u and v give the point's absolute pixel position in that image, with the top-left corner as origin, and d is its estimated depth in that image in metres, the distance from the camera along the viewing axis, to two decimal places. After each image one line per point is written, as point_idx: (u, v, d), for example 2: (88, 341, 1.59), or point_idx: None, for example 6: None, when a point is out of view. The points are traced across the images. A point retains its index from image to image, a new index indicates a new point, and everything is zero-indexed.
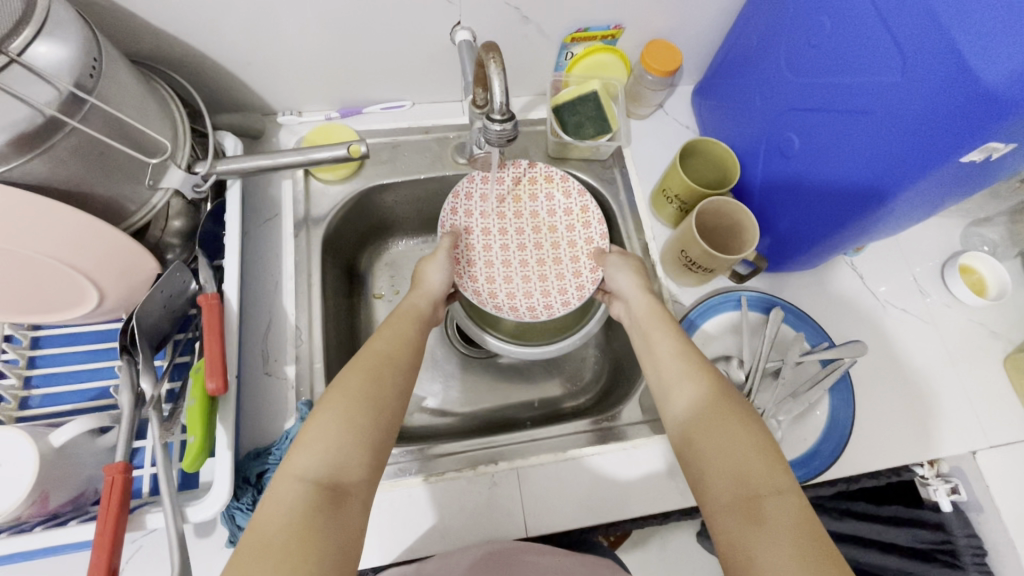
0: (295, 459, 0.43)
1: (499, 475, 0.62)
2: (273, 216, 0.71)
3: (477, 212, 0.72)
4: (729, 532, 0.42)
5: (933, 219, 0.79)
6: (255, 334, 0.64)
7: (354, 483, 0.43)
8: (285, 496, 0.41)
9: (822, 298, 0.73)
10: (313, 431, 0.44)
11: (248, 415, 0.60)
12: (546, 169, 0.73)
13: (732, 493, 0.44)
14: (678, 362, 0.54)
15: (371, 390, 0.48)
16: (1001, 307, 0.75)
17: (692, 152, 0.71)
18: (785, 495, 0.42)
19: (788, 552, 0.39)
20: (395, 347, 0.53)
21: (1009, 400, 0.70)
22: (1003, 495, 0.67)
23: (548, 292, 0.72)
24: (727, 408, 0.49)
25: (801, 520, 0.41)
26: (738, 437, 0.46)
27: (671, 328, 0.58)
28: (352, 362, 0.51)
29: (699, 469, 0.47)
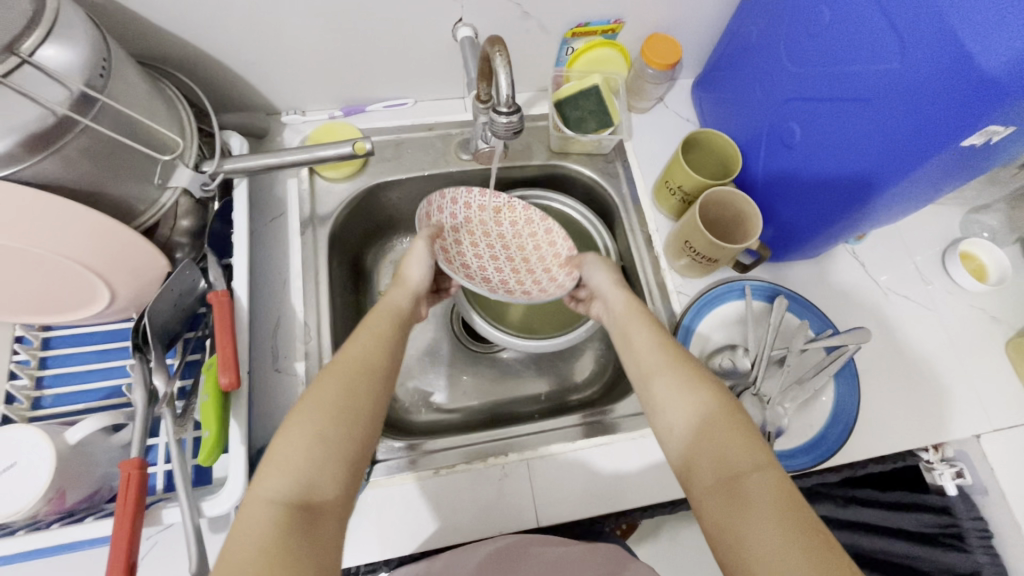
0: (264, 481, 0.42)
1: (509, 465, 0.63)
2: (279, 215, 0.71)
3: (450, 224, 0.72)
4: (714, 515, 0.43)
5: (933, 207, 0.79)
6: (265, 332, 0.65)
7: (327, 501, 0.43)
8: (254, 519, 0.40)
9: (825, 288, 0.74)
10: (280, 450, 0.44)
11: (260, 411, 0.61)
12: (507, 199, 0.70)
13: (713, 475, 0.45)
14: (651, 350, 0.54)
15: (341, 404, 0.47)
16: (1002, 292, 0.75)
17: (693, 144, 0.71)
18: (763, 470, 0.44)
19: (771, 526, 0.40)
20: (372, 351, 0.52)
21: (1012, 385, 0.71)
22: (1008, 478, 0.67)
23: (525, 293, 0.73)
24: (700, 392, 0.49)
25: (781, 493, 0.42)
26: (713, 420, 0.47)
27: (642, 317, 0.58)
28: (324, 371, 0.49)
29: (681, 456, 0.48)
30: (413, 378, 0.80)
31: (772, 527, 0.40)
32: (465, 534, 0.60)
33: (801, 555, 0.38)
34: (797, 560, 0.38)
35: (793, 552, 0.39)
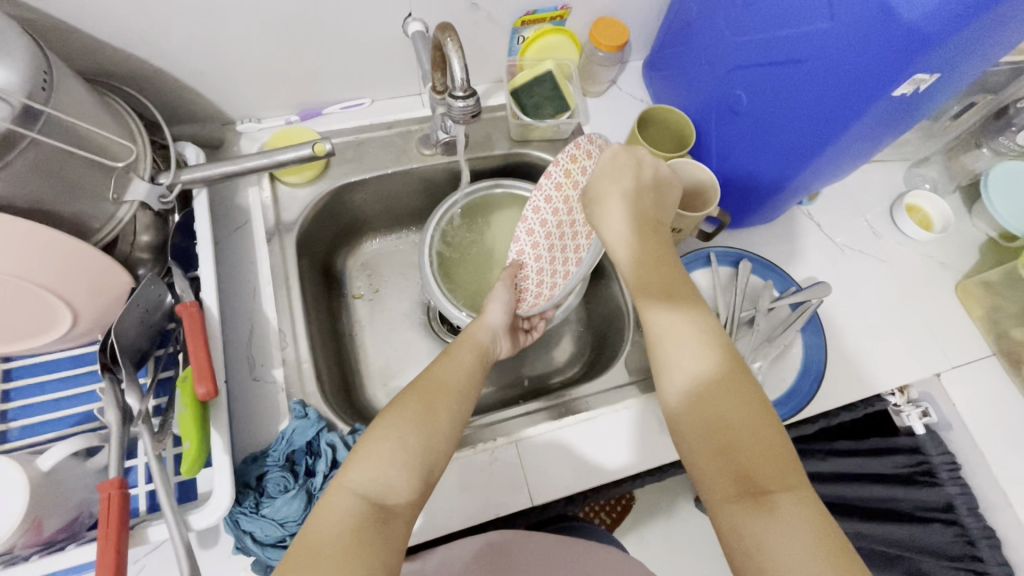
0: (350, 474, 0.45)
1: (499, 449, 0.63)
2: (243, 224, 0.70)
3: (532, 243, 0.64)
4: (735, 524, 0.43)
5: (876, 165, 0.83)
6: (239, 342, 0.64)
7: (399, 503, 0.45)
8: (337, 506, 0.43)
9: (784, 248, 0.77)
10: (369, 448, 0.47)
11: (242, 421, 0.60)
12: (568, 154, 0.60)
13: (737, 487, 0.44)
14: (686, 345, 0.50)
15: (425, 415, 0.50)
16: (947, 238, 0.80)
17: (649, 121, 0.73)
18: (794, 489, 0.43)
19: (804, 547, 0.40)
20: (451, 375, 0.55)
21: (965, 324, 0.75)
22: (969, 410, 0.71)
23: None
24: (731, 397, 0.47)
25: (813, 514, 0.41)
26: (747, 432, 0.45)
27: (665, 299, 0.53)
28: (410, 386, 0.53)
29: (702, 462, 0.46)
30: (396, 376, 0.80)
31: (805, 551, 0.39)
32: (462, 520, 0.60)
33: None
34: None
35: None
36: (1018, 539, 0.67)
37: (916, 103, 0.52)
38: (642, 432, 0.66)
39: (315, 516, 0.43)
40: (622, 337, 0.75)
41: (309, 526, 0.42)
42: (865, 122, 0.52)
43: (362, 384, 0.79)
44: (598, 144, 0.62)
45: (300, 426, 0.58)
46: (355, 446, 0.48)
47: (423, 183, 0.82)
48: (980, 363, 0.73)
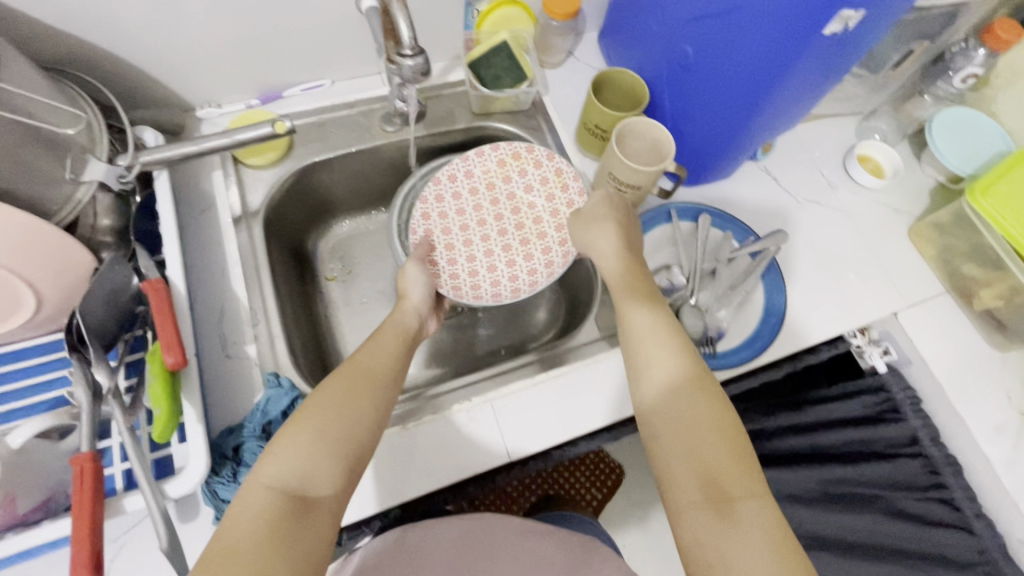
0: (266, 468, 0.46)
1: (474, 409, 0.64)
2: (209, 206, 0.70)
3: (446, 211, 0.75)
4: (698, 531, 0.44)
5: (829, 119, 0.86)
6: (209, 321, 0.64)
7: (321, 495, 0.46)
8: (252, 501, 0.44)
9: (742, 202, 0.79)
10: (284, 441, 0.47)
11: (217, 397, 0.60)
12: (511, 148, 0.76)
13: (700, 493, 0.46)
14: (666, 350, 0.54)
15: (342, 406, 0.50)
16: (898, 186, 0.83)
17: (604, 85, 0.75)
18: (758, 498, 0.45)
19: (761, 558, 0.42)
20: (379, 362, 0.56)
21: (919, 264, 0.78)
22: (928, 344, 0.73)
23: (534, 269, 0.73)
24: (703, 401, 0.50)
25: (771, 524, 0.44)
26: (716, 439, 0.48)
27: (645, 309, 0.57)
28: (336, 372, 0.54)
29: (671, 466, 0.48)
30: None
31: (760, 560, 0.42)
32: (442, 480, 0.61)
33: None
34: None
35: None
36: (981, 465, 0.70)
37: (852, 40, 0.55)
38: (615, 384, 0.67)
39: (234, 511, 0.44)
40: (592, 299, 0.76)
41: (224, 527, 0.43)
42: (806, 62, 0.55)
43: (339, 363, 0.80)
44: (554, 166, 0.76)
45: (274, 395, 0.58)
46: (272, 438, 0.48)
47: (389, 162, 0.82)
48: (937, 300, 0.76)
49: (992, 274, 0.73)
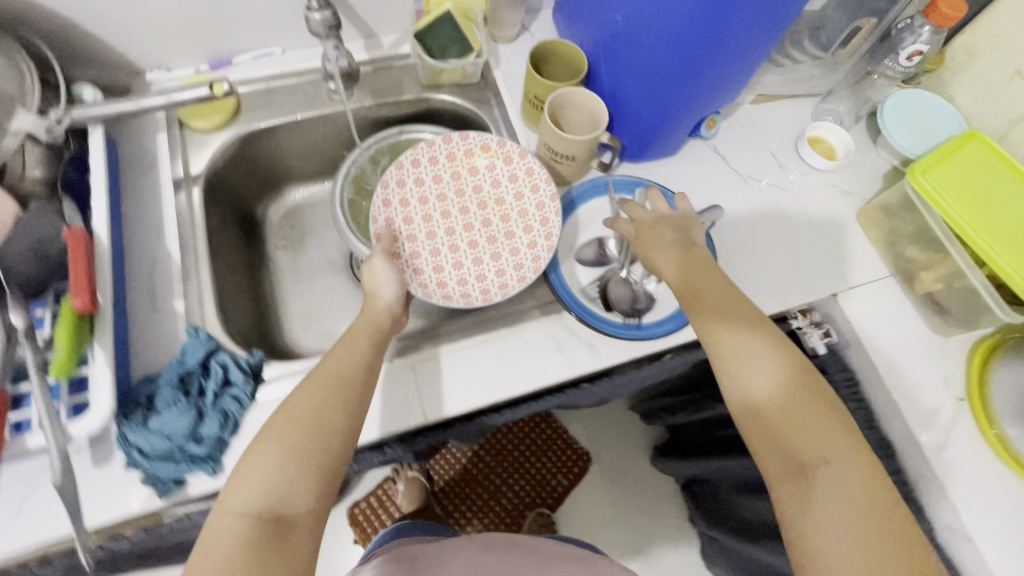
0: (233, 495, 0.46)
1: (393, 369, 0.65)
2: (150, 166, 0.71)
3: (410, 198, 0.74)
4: (796, 512, 0.48)
5: (785, 100, 0.85)
6: (141, 276, 0.65)
7: (300, 513, 0.47)
8: (226, 530, 0.45)
9: (686, 180, 0.79)
10: (246, 468, 0.47)
11: (139, 348, 0.62)
12: (480, 138, 0.74)
13: (783, 469, 0.50)
14: (751, 349, 0.55)
15: (307, 424, 0.50)
16: (851, 168, 0.82)
17: (545, 57, 0.74)
18: (840, 460, 0.49)
19: (848, 519, 0.47)
20: (346, 368, 0.55)
21: (864, 246, 0.77)
22: (864, 325, 0.73)
23: (502, 270, 0.72)
24: (799, 395, 0.53)
25: (856, 485, 0.48)
26: (800, 419, 0.51)
27: (724, 314, 0.58)
28: (301, 383, 0.54)
29: (759, 449, 0.52)
30: (320, 320, 0.83)
31: (847, 523, 0.47)
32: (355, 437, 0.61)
33: (867, 542, 0.46)
34: (868, 552, 0.45)
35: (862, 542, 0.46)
36: (910, 449, 0.69)
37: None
38: (539, 352, 0.67)
39: (204, 541, 0.45)
40: None
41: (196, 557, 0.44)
42: (737, 16, 0.55)
43: (282, 327, 0.81)
44: (526, 164, 0.73)
45: (190, 345, 0.59)
46: (236, 463, 0.49)
47: (339, 132, 0.83)
48: (880, 283, 0.75)
49: (933, 257, 0.71)
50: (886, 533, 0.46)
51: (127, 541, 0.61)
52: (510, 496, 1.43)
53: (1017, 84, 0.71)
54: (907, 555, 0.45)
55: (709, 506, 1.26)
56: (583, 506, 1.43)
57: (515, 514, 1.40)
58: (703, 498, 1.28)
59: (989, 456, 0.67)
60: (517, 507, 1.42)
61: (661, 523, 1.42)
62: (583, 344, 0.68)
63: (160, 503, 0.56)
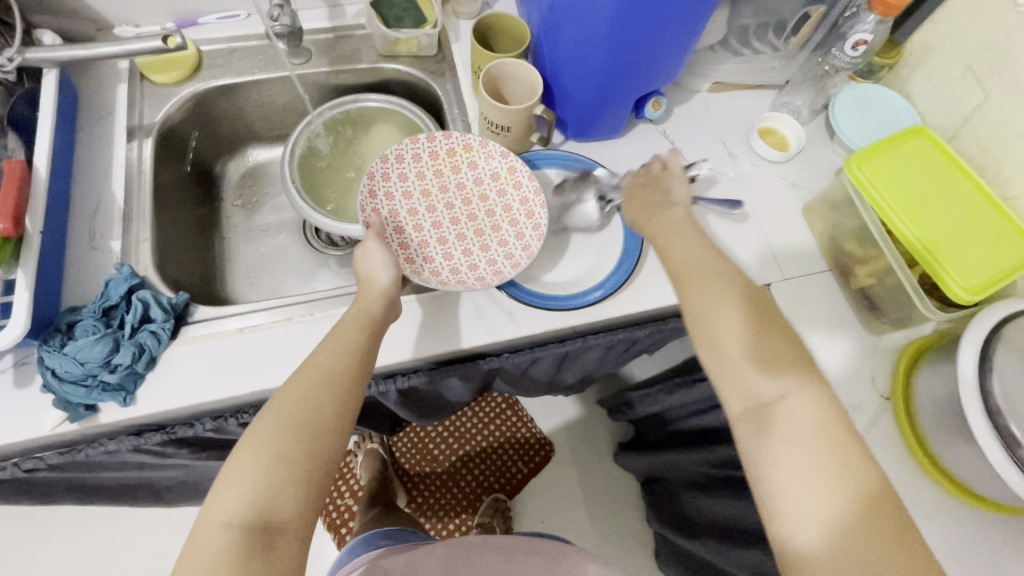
0: (218, 505, 0.44)
1: (313, 322, 0.66)
2: (107, 114, 0.74)
3: (397, 193, 0.71)
4: (797, 520, 0.42)
5: (743, 91, 0.84)
6: (83, 215, 0.68)
7: (286, 521, 0.44)
8: (209, 542, 0.42)
9: (630, 162, 0.79)
10: (228, 475, 0.45)
11: (71, 280, 0.65)
12: (463, 139, 0.73)
13: (747, 408, 0.47)
14: (716, 304, 0.51)
15: (291, 429, 0.47)
16: (802, 161, 0.80)
17: (492, 31, 0.76)
18: (798, 393, 0.46)
19: (809, 458, 0.44)
20: (337, 361, 0.52)
21: (806, 239, 0.75)
22: (796, 318, 0.71)
23: (493, 260, 0.70)
24: (792, 375, 0.47)
25: (817, 417, 0.45)
26: (760, 363, 0.48)
27: (709, 284, 0.53)
28: (292, 379, 0.51)
29: (723, 390, 0.49)
30: (268, 278, 0.86)
31: (818, 464, 0.43)
32: (263, 381, 0.63)
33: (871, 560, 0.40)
34: (837, 494, 0.42)
35: (825, 480, 0.43)
36: None
37: None
38: (456, 315, 0.69)
39: (188, 549, 0.43)
40: None
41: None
42: None
43: (226, 281, 0.84)
44: (509, 161, 0.72)
45: (113, 280, 0.63)
46: (221, 468, 0.45)
47: (297, 95, 0.86)
48: (816, 276, 0.73)
49: (868, 251, 0.70)
50: (864, 477, 0.43)
51: (44, 464, 0.63)
52: (468, 480, 1.42)
53: (969, 81, 0.70)
54: (874, 495, 0.42)
55: (658, 506, 1.23)
56: (541, 497, 1.41)
57: (472, 499, 1.40)
58: (654, 496, 1.25)
59: (908, 458, 0.65)
60: (474, 491, 1.40)
61: (615, 521, 1.39)
62: (500, 312, 0.69)
63: (72, 426, 0.59)
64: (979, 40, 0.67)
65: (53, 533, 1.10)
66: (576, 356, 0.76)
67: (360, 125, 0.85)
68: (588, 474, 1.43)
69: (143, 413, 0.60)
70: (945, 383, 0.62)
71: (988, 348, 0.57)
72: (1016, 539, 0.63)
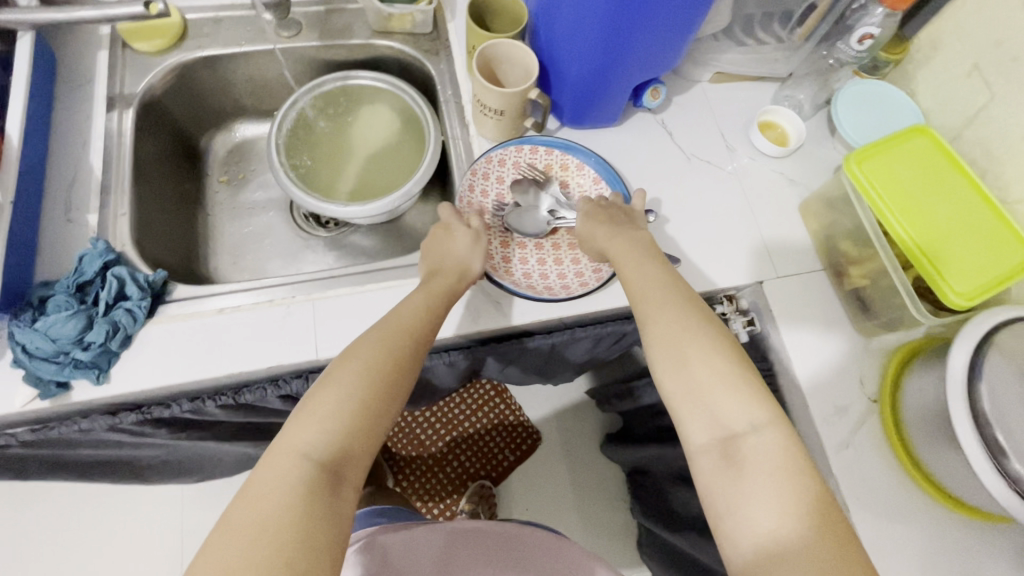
0: (295, 436, 0.45)
1: (294, 304, 0.65)
2: (86, 82, 0.72)
3: (492, 192, 0.74)
4: (751, 535, 0.43)
5: (744, 82, 0.82)
6: (59, 187, 0.66)
7: (353, 466, 0.45)
8: (287, 470, 0.43)
9: (626, 151, 0.77)
10: (309, 409, 0.46)
11: (46, 253, 0.63)
12: (562, 157, 0.74)
13: (714, 440, 0.48)
14: (676, 330, 0.52)
15: (370, 377, 0.48)
16: (801, 157, 0.79)
17: (489, 12, 0.73)
18: (771, 427, 0.47)
19: (778, 486, 0.44)
20: (413, 324, 0.55)
21: (801, 236, 0.74)
22: (787, 316, 0.70)
23: (564, 275, 0.71)
24: (754, 403, 0.48)
25: (782, 455, 0.46)
26: (722, 393, 0.48)
27: (669, 309, 0.54)
28: (371, 333, 0.53)
29: (684, 418, 0.50)
30: (253, 258, 0.84)
31: (786, 488, 0.44)
32: (240, 362, 0.62)
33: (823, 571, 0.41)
34: (799, 520, 0.43)
35: (786, 501, 0.43)
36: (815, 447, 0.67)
37: None
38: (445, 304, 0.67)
39: (260, 474, 0.43)
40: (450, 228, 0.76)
41: (241, 498, 0.42)
42: None
43: (210, 259, 0.82)
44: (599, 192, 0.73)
45: (88, 256, 0.61)
46: (300, 403, 0.47)
47: (286, 70, 0.83)
48: (809, 275, 0.72)
49: (863, 253, 0.68)
50: (823, 506, 0.43)
51: (16, 440, 0.62)
52: (454, 466, 1.42)
53: (975, 80, 0.68)
54: (828, 517, 0.43)
55: (642, 497, 1.23)
56: (527, 485, 1.41)
57: (458, 484, 1.40)
58: (638, 488, 1.25)
59: (890, 460, 0.65)
60: (460, 477, 1.40)
61: (600, 511, 1.39)
62: (488, 301, 0.68)
63: (44, 403, 0.58)
64: (987, 37, 0.66)
65: (35, 504, 1.09)
66: (565, 349, 0.75)
67: (350, 103, 0.83)
68: (573, 463, 1.43)
69: (116, 392, 0.59)
70: (932, 388, 0.61)
71: (979, 355, 0.56)
72: (994, 543, 0.63)
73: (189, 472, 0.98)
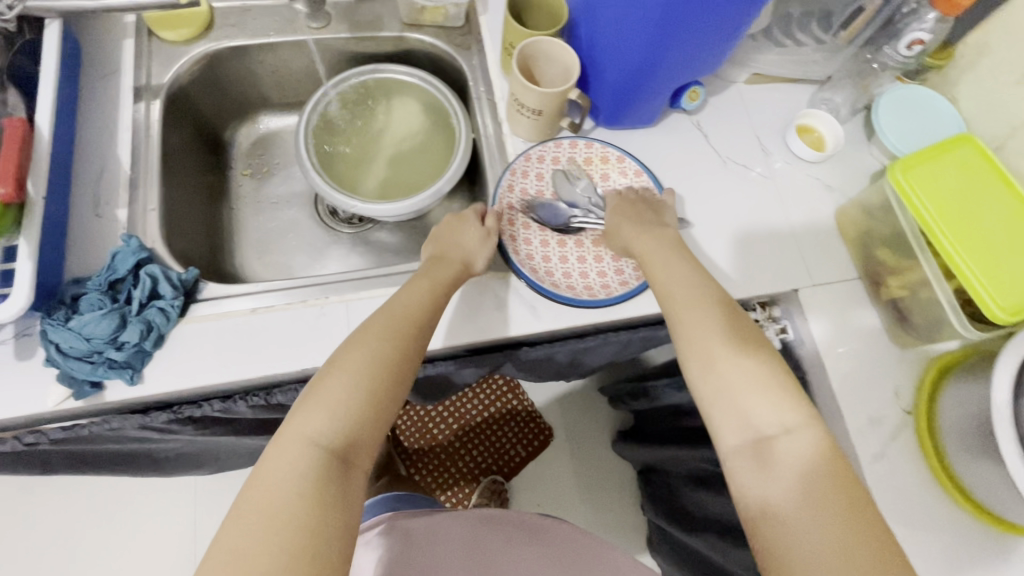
0: (304, 422, 0.44)
1: (327, 305, 0.64)
2: (112, 71, 0.70)
3: (531, 189, 0.72)
4: (769, 531, 0.43)
5: (780, 83, 0.81)
6: (87, 180, 0.65)
7: (362, 452, 0.45)
8: (298, 456, 0.42)
9: (660, 152, 0.76)
10: (316, 397, 0.46)
11: (76, 248, 0.62)
12: (602, 149, 0.73)
13: (747, 442, 0.47)
14: (711, 332, 0.52)
15: (379, 365, 0.48)
16: (838, 162, 0.77)
17: (526, 10, 0.72)
18: (801, 429, 0.46)
19: (805, 484, 0.44)
20: (418, 312, 0.55)
21: (837, 243, 0.73)
22: (823, 325, 0.69)
23: (605, 273, 0.70)
24: (790, 407, 0.47)
25: (817, 458, 0.45)
26: (748, 393, 0.48)
27: (695, 308, 0.54)
28: (375, 320, 0.53)
29: (716, 420, 0.49)
30: (277, 253, 0.83)
31: (815, 483, 0.43)
32: (274, 364, 0.61)
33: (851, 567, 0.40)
34: (830, 518, 0.41)
35: (814, 499, 0.43)
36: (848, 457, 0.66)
37: None
38: (479, 306, 0.66)
39: (268, 460, 0.43)
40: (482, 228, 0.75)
41: (251, 487, 0.41)
42: None
43: (234, 253, 0.81)
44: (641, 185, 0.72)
45: (121, 253, 0.60)
46: (306, 390, 0.47)
47: (313, 62, 0.81)
48: (845, 283, 0.71)
49: (903, 262, 0.68)
50: (857, 504, 0.42)
51: (46, 438, 0.62)
52: (467, 460, 1.41)
53: None
54: (863, 514, 0.42)
55: (656, 495, 1.23)
56: (538, 480, 1.41)
57: (470, 479, 1.39)
58: (652, 486, 1.26)
59: (923, 470, 0.65)
60: (472, 471, 1.40)
61: (612, 507, 1.40)
62: (523, 305, 0.67)
63: (76, 403, 0.57)
64: None
65: (52, 493, 1.10)
66: (596, 353, 0.74)
67: (378, 97, 0.81)
68: (585, 459, 1.43)
69: (149, 393, 0.58)
70: (971, 401, 0.61)
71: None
72: None
73: (207, 465, 0.98)
